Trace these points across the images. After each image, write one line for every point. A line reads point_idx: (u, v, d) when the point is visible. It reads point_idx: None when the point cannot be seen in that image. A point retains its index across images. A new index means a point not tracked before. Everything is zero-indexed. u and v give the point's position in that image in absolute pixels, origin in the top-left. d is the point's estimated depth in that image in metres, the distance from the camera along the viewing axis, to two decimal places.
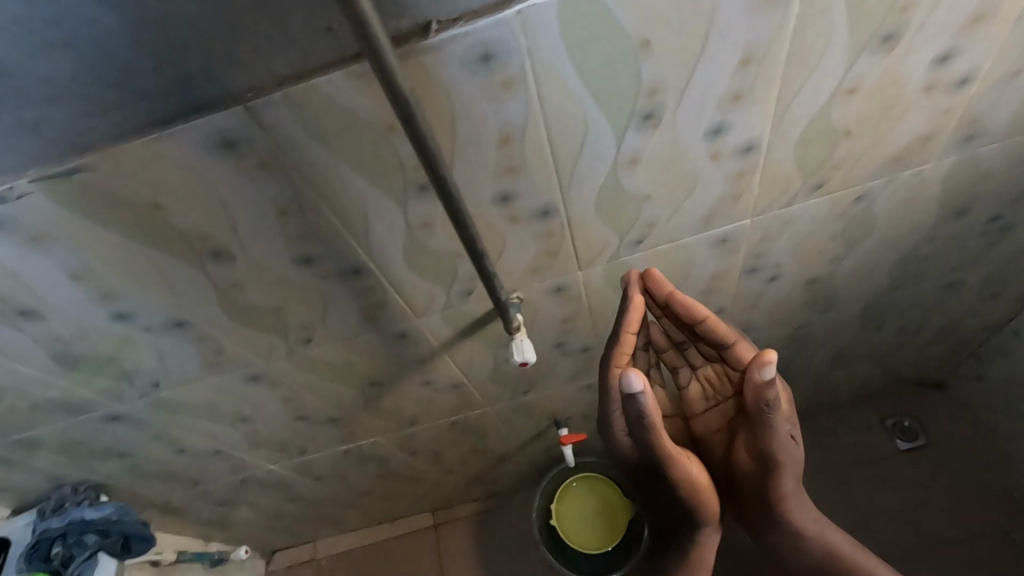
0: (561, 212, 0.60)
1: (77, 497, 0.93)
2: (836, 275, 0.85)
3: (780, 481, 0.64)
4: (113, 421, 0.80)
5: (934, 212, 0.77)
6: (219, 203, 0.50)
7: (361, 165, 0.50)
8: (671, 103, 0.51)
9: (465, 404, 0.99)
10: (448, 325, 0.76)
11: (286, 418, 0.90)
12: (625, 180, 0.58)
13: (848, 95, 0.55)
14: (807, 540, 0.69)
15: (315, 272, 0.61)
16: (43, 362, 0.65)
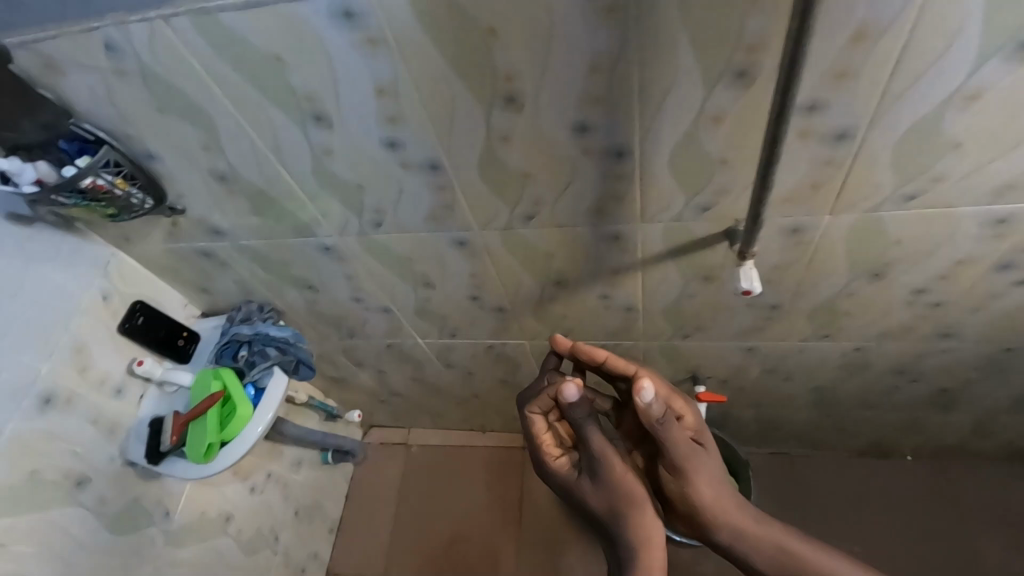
0: (855, 141, 0.57)
1: (263, 314, 1.02)
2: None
3: (699, 482, 0.69)
4: (323, 252, 0.87)
5: None
6: (546, 44, 0.50)
7: (694, 44, 0.49)
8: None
9: (622, 331, 0.99)
10: (657, 242, 0.75)
11: (462, 294, 0.94)
12: (945, 118, 0.53)
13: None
14: (759, 549, 0.67)
15: (582, 149, 0.61)
16: (302, 174, 0.70)
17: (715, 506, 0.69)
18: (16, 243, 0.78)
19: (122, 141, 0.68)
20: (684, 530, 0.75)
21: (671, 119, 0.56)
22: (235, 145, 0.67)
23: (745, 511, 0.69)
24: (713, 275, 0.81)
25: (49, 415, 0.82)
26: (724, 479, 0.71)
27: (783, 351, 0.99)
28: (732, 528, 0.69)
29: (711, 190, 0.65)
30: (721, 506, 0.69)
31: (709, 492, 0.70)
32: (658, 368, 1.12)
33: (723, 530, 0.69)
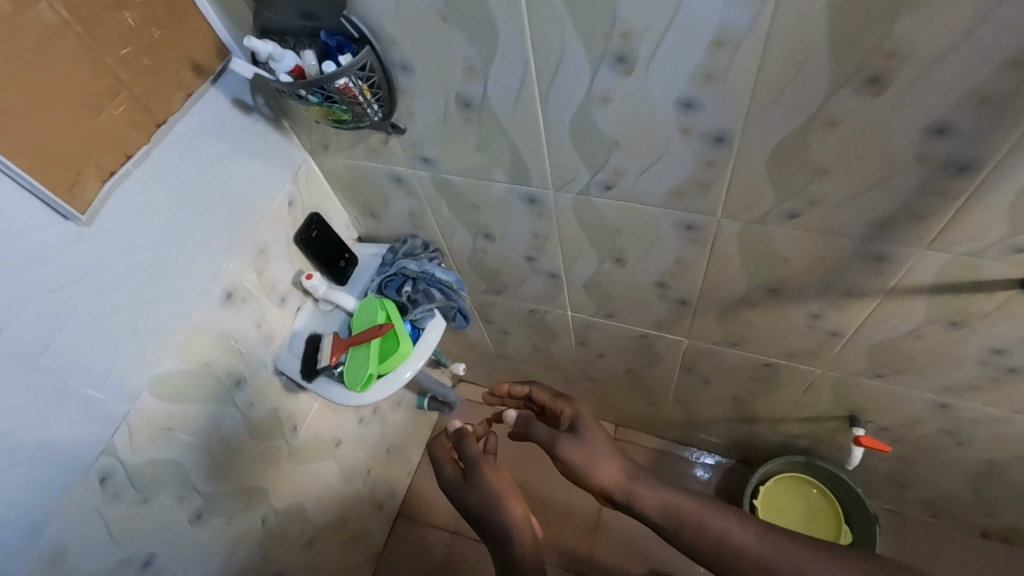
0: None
1: (428, 252, 0.98)
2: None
3: (572, 451, 0.77)
4: (526, 204, 0.80)
5: None
6: (972, 21, 0.42)
7: None
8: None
9: (803, 355, 0.91)
10: (926, 274, 0.66)
11: (650, 278, 0.86)
12: None
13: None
14: (646, 504, 0.71)
15: (918, 153, 0.53)
16: (560, 118, 0.64)
17: (589, 468, 0.75)
18: (235, 130, 0.74)
19: (384, 45, 0.63)
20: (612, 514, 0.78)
21: None
22: (505, 72, 0.60)
23: (619, 469, 0.75)
24: (962, 322, 0.71)
25: (228, 311, 0.80)
26: (604, 446, 0.77)
27: (982, 416, 0.88)
28: (608, 481, 0.74)
29: None
30: (596, 464, 0.75)
31: (582, 454, 0.76)
32: (816, 401, 1.03)
33: (606, 482, 0.74)
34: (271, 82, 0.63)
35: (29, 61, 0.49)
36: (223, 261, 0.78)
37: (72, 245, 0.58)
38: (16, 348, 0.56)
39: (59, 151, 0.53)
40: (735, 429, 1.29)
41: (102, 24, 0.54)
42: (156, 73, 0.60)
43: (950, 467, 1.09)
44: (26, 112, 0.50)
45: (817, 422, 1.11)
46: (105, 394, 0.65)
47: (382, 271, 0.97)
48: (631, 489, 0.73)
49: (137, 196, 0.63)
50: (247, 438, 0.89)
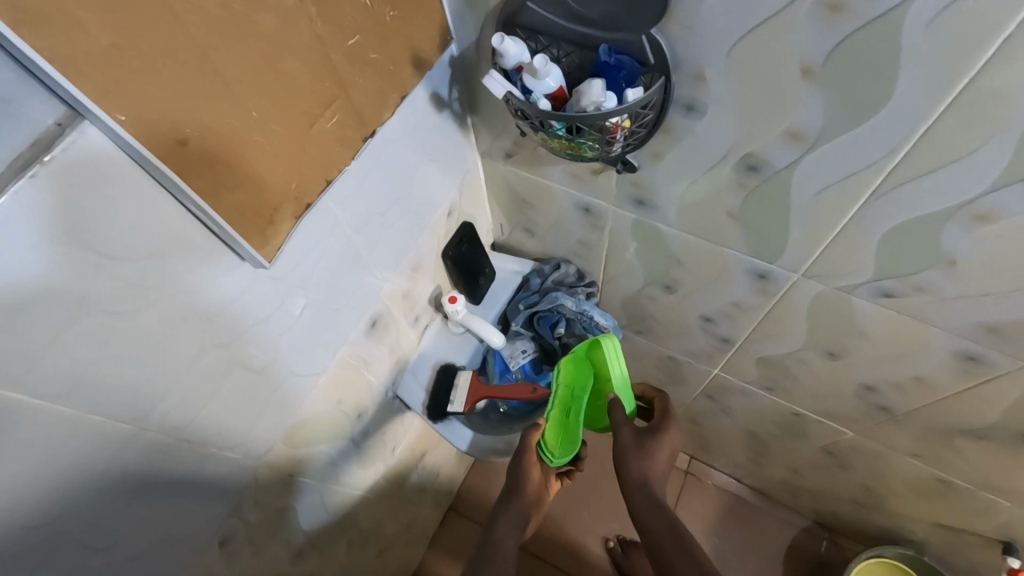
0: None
1: (583, 284, 0.84)
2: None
3: (621, 426, 0.67)
4: (751, 277, 0.64)
5: None
6: None
7: None
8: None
9: (1008, 490, 0.77)
10: None
11: (859, 380, 0.72)
12: None
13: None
14: (649, 498, 0.63)
15: None
16: (886, 216, 0.47)
17: (625, 455, 0.66)
18: (422, 134, 0.58)
19: (682, 78, 0.46)
20: (634, 501, 0.63)
21: None
22: (849, 151, 0.44)
23: (652, 469, 0.65)
24: None
25: (370, 342, 0.66)
26: (659, 452, 0.67)
27: None
28: (627, 449, 0.66)
29: None
30: (633, 449, 0.66)
31: (632, 438, 0.67)
32: (979, 523, 0.91)
33: (632, 471, 0.65)
34: (520, 103, 0.46)
35: (248, 62, 0.33)
36: (377, 286, 0.62)
37: (244, 291, 0.44)
38: (170, 418, 0.43)
39: (261, 184, 0.37)
40: (843, 508, 1.18)
41: (341, 7, 0.38)
42: (379, 71, 0.43)
43: None
44: (235, 135, 0.34)
45: (962, 536, 0.98)
46: (242, 452, 0.53)
47: (527, 299, 0.83)
48: (644, 488, 0.63)
49: (320, 230, 0.48)
50: (354, 467, 0.77)
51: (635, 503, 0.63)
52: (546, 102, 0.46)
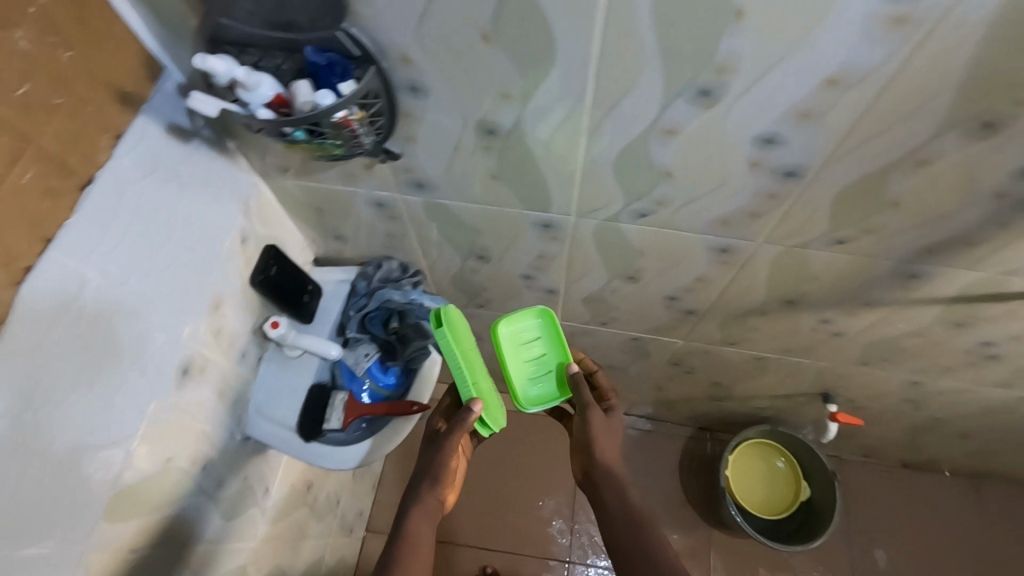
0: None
1: (408, 275, 0.85)
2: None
3: (591, 411, 0.71)
4: (539, 228, 0.70)
5: None
6: None
7: None
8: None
9: (804, 351, 0.91)
10: (951, 288, 0.66)
11: (661, 293, 0.81)
12: None
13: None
14: (616, 483, 0.65)
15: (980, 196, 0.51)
16: (605, 148, 0.54)
17: (594, 434, 0.70)
18: (174, 169, 0.59)
19: (392, 63, 0.49)
20: (602, 485, 0.66)
21: None
22: (551, 100, 0.49)
23: (616, 453, 0.69)
24: (968, 322, 0.74)
25: (185, 392, 0.62)
26: (617, 435, 0.71)
27: (946, 389, 0.96)
28: (598, 432, 0.69)
29: None
30: (602, 434, 0.69)
31: (601, 419, 0.71)
32: (800, 384, 1.07)
33: (602, 452, 0.68)
34: None
35: None
36: (176, 329, 0.58)
37: None
38: None
39: None
40: (706, 407, 1.33)
41: None
42: None
43: (897, 425, 1.20)
44: None
45: (794, 399, 1.15)
46: (56, 542, 0.50)
47: (356, 303, 0.84)
48: (610, 473, 0.66)
49: None
50: (221, 520, 0.75)
51: (603, 488, 0.66)
52: (269, 111, 0.48)
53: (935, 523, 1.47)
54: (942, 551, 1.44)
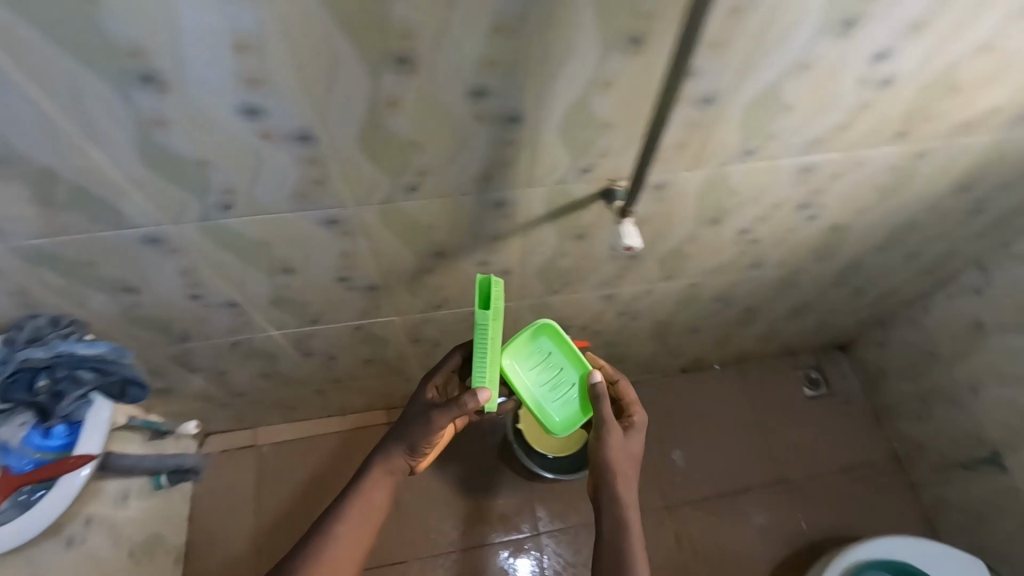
0: (719, 105, 0.63)
1: (61, 328, 0.80)
2: (857, 223, 0.97)
3: (607, 430, 0.81)
4: (152, 246, 0.71)
5: (940, 195, 0.93)
6: (437, 18, 0.50)
7: (574, 25, 0.52)
8: (874, 14, 0.55)
9: (500, 295, 1.00)
10: (539, 206, 0.76)
11: (329, 277, 0.85)
12: (787, 86, 0.62)
13: (984, 51, 0.62)
14: (617, 512, 0.78)
15: (465, 121, 0.60)
16: (122, 150, 0.57)
17: (608, 453, 0.80)
18: None
19: None
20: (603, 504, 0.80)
21: (546, 92, 0.59)
22: (17, 110, 0.51)
23: (632, 480, 0.81)
24: (586, 232, 0.85)
25: None
26: (630, 453, 0.82)
27: (634, 295, 1.10)
28: (611, 450, 0.80)
29: (587, 159, 0.68)
30: (619, 457, 0.80)
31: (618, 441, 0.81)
32: (531, 326, 1.17)
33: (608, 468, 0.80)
34: None
35: None
36: None
37: None
38: None
39: None
40: None
41: None
42: None
43: (639, 339, 1.36)
44: None
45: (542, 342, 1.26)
46: None
47: None
48: (611, 498, 0.79)
49: None
50: None
51: (607, 507, 0.79)
52: None
53: (712, 411, 1.67)
54: (725, 434, 1.65)
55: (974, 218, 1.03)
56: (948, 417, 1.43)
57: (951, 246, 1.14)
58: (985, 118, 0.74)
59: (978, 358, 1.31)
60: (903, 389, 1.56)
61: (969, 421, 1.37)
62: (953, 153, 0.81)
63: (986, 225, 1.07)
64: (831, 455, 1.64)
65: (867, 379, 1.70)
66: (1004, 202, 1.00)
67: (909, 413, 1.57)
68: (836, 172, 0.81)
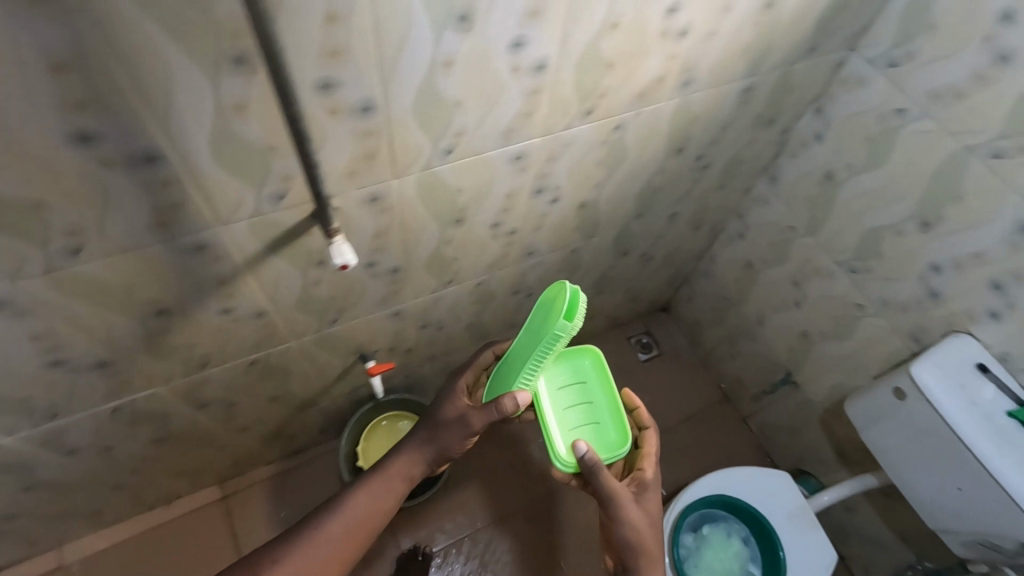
0: (382, 112, 0.63)
1: None
2: (601, 197, 1.04)
3: (626, 505, 0.88)
4: None
5: (662, 159, 1.02)
6: None
7: (170, 63, 0.49)
8: (483, 8, 0.57)
9: (271, 338, 0.94)
10: (251, 241, 0.72)
11: (35, 364, 0.74)
12: (441, 85, 0.64)
13: (611, 29, 0.69)
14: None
15: (98, 172, 0.54)
16: None
17: (622, 521, 0.88)
18: None
19: None
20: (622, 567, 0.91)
21: (182, 132, 0.55)
22: None
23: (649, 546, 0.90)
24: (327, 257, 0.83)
25: None
26: (647, 522, 0.90)
27: (424, 306, 1.10)
28: (629, 525, 0.88)
29: (274, 188, 0.66)
30: (636, 530, 0.88)
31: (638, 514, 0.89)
32: (332, 360, 1.12)
33: (624, 538, 0.88)
34: None
35: None
36: None
37: None
38: None
39: None
40: (311, 418, 1.33)
41: None
42: None
43: (460, 347, 1.37)
44: None
45: (355, 373, 1.21)
46: None
47: None
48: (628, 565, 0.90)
49: None
50: None
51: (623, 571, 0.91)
52: None
53: None
54: None
55: (704, 172, 1.15)
56: (749, 352, 1.59)
57: (702, 199, 1.27)
58: (655, 87, 0.82)
59: (756, 294, 1.46)
60: (714, 335, 1.71)
61: (763, 351, 1.53)
62: (649, 122, 0.90)
63: (720, 175, 1.20)
64: (671, 408, 1.76)
65: (688, 332, 1.84)
66: (722, 154, 1.12)
67: (723, 355, 1.72)
68: (551, 157, 0.86)
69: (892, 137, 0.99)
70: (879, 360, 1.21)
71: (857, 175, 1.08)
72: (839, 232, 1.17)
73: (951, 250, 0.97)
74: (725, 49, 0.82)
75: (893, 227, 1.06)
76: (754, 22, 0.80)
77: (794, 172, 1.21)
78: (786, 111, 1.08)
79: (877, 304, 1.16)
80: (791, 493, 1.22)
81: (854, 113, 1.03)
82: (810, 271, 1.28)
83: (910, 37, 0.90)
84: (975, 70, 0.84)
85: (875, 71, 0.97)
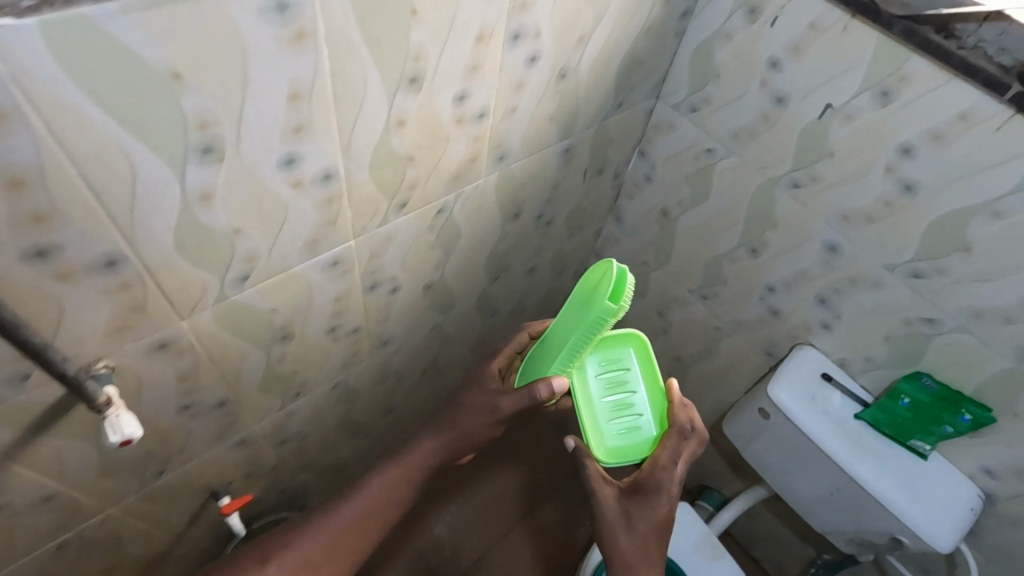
0: (136, 263, 0.54)
1: None
2: (447, 274, 0.99)
3: (610, 504, 0.76)
4: None
5: (500, 226, 0.99)
6: None
7: None
8: (229, 138, 0.50)
9: (76, 514, 0.78)
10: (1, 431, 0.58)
11: None
12: (205, 222, 0.56)
13: (399, 126, 0.64)
14: None
15: None
16: None
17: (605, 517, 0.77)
18: None
19: None
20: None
21: None
22: None
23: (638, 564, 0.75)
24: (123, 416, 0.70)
25: None
26: (635, 541, 0.75)
27: (274, 424, 0.98)
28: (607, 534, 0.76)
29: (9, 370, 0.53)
30: (617, 542, 0.75)
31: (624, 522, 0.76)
32: (174, 509, 0.96)
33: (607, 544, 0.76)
34: None
35: None
36: None
37: None
38: None
39: None
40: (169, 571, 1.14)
41: None
42: None
43: (336, 448, 1.25)
44: None
45: (210, 511, 1.05)
46: None
47: None
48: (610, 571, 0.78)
49: None
50: None
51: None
52: None
53: None
54: None
55: (549, 227, 1.15)
56: None
57: (556, 250, 1.27)
58: (467, 167, 0.79)
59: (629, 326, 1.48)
60: None
61: None
62: (473, 198, 0.86)
63: (567, 225, 1.21)
64: None
65: None
66: (563, 207, 1.12)
67: None
68: (374, 253, 0.79)
69: (709, 174, 1.04)
70: (744, 376, 1.26)
71: (687, 210, 1.13)
72: (684, 263, 1.21)
73: (778, 271, 1.03)
74: (530, 120, 0.81)
75: (728, 255, 1.10)
76: (552, 92, 0.80)
77: (634, 211, 1.24)
78: (613, 158, 1.10)
79: (730, 326, 1.21)
80: (693, 524, 1.22)
81: (673, 153, 1.07)
82: (669, 301, 1.31)
83: (702, 83, 0.95)
84: (760, 111, 0.90)
85: (680, 115, 1.01)
